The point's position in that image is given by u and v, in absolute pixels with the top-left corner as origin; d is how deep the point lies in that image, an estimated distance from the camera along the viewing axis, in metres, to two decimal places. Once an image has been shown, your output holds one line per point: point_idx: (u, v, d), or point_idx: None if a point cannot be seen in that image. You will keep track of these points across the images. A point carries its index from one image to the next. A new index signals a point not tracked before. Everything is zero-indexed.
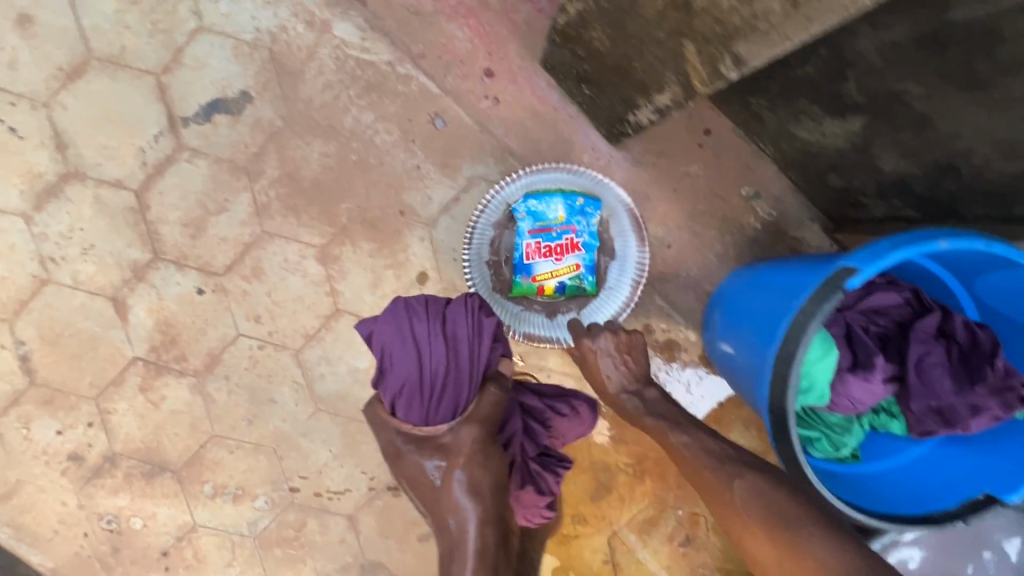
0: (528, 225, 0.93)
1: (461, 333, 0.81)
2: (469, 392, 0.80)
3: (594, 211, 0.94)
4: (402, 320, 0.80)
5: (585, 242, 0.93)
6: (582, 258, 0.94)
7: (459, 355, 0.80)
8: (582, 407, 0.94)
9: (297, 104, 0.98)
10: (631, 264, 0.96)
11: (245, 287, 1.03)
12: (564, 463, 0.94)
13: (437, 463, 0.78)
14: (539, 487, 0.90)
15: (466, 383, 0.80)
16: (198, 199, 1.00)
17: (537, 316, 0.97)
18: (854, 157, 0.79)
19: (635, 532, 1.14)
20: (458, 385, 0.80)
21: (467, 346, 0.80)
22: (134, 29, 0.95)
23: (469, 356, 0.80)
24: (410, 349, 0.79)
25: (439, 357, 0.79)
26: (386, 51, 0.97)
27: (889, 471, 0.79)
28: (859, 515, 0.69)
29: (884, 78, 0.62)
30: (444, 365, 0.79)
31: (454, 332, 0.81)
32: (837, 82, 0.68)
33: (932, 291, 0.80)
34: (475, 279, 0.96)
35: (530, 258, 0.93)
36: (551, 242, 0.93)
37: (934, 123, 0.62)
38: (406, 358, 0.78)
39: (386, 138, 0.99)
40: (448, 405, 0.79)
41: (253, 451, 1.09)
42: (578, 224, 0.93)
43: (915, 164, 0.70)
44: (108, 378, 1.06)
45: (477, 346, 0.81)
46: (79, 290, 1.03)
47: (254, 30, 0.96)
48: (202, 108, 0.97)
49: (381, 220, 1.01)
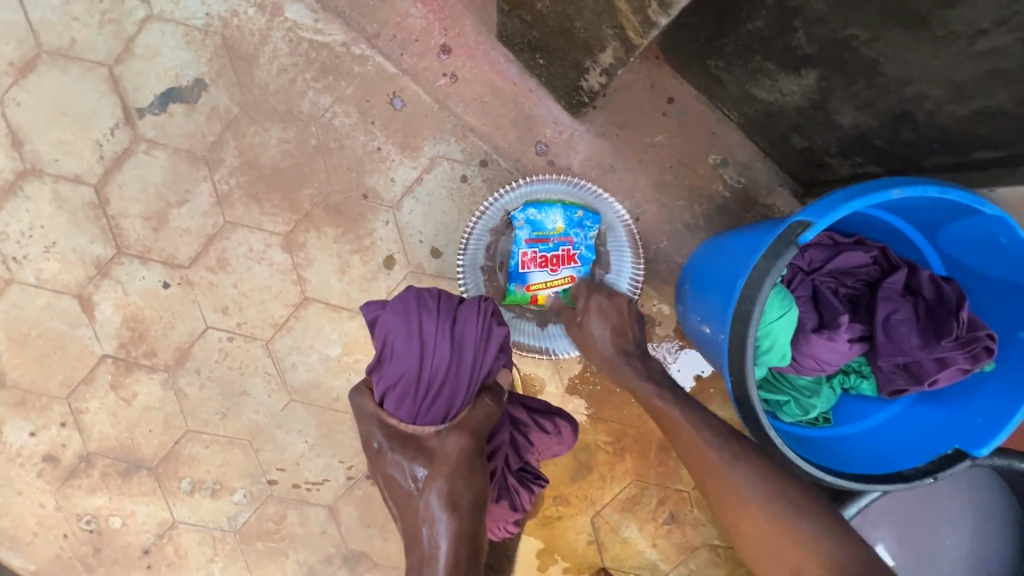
0: (525, 234, 0.91)
1: (468, 336, 0.78)
2: (464, 399, 0.77)
3: (593, 225, 0.92)
4: (412, 312, 0.78)
5: (581, 255, 0.92)
6: (577, 271, 0.92)
7: (462, 357, 0.77)
8: (566, 427, 0.92)
9: (252, 90, 0.96)
10: (625, 280, 0.95)
11: (211, 278, 1.02)
12: (539, 481, 0.93)
13: (419, 472, 0.72)
14: (512, 503, 0.89)
15: (464, 388, 0.77)
16: (158, 191, 0.99)
17: (528, 325, 0.96)
18: (813, 115, 0.77)
19: (619, 512, 1.13)
20: (455, 388, 0.77)
21: (471, 352, 0.78)
22: (83, 20, 0.94)
23: (472, 361, 0.78)
24: (414, 342, 0.77)
25: (442, 356, 0.77)
26: (340, 32, 0.96)
27: (861, 433, 0.78)
28: (825, 475, 0.67)
29: (830, 25, 0.61)
30: (445, 365, 0.77)
31: (460, 333, 0.78)
32: (787, 34, 0.67)
33: (899, 248, 0.79)
34: (469, 285, 0.94)
35: (526, 267, 0.91)
36: (547, 253, 0.92)
37: (882, 68, 0.61)
38: (409, 351, 0.76)
39: (345, 121, 0.98)
40: (440, 408, 0.76)
41: (229, 444, 1.08)
42: (576, 236, 0.92)
43: (871, 115, 0.69)
44: (78, 377, 1.05)
45: (481, 353, 0.79)
46: (44, 288, 1.01)
47: (205, 16, 0.94)
48: (157, 98, 0.96)
49: (345, 204, 1.00)
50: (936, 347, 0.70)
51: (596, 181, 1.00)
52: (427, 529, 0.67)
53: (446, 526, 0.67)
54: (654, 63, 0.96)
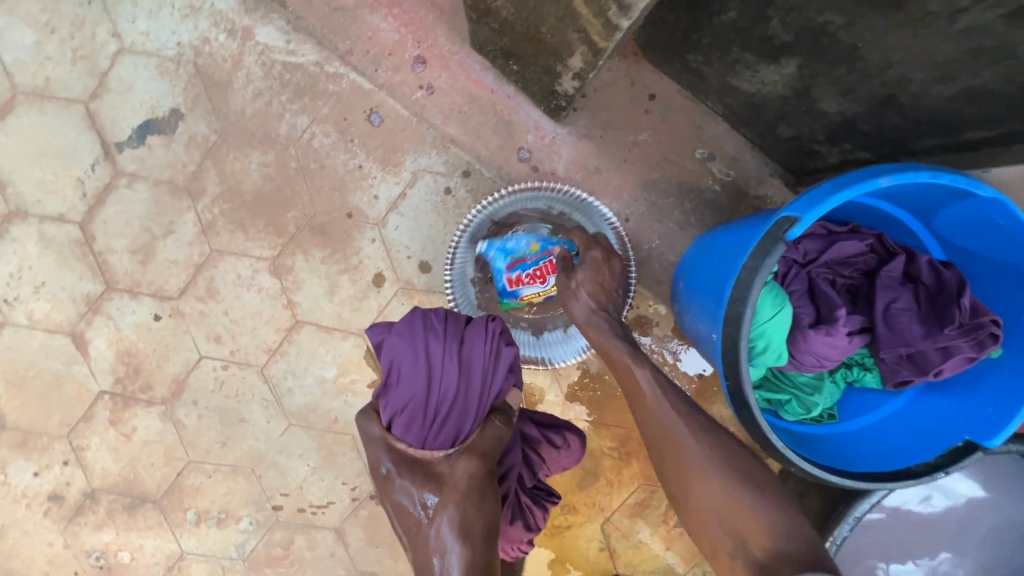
0: (501, 262, 0.89)
1: (476, 357, 0.76)
2: (475, 422, 0.73)
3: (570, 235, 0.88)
4: (418, 335, 0.75)
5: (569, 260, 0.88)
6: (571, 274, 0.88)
7: (471, 380, 0.74)
8: (575, 441, 0.90)
9: (229, 116, 0.95)
10: None
11: (202, 307, 1.01)
12: (552, 498, 0.90)
13: (428, 498, 0.66)
14: (527, 522, 0.85)
15: (474, 410, 0.74)
16: (143, 224, 0.98)
17: (524, 334, 0.93)
18: (797, 103, 0.75)
19: (628, 517, 1.11)
20: (464, 412, 0.73)
21: (481, 374, 0.75)
22: (56, 58, 0.94)
23: (481, 383, 0.75)
24: (420, 365, 0.73)
25: (450, 378, 0.74)
26: (313, 52, 0.94)
27: (869, 427, 0.75)
28: (831, 477, 0.65)
29: (805, 12, 0.59)
30: (454, 388, 0.74)
31: (469, 355, 0.75)
32: (762, 23, 0.65)
33: (895, 234, 0.77)
34: (459, 299, 0.92)
35: (515, 285, 0.88)
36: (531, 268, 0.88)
37: (862, 53, 0.59)
38: (416, 374, 0.73)
39: (324, 141, 0.97)
40: (449, 432, 0.72)
41: (231, 473, 1.07)
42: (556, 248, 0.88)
43: (855, 101, 0.66)
44: (77, 415, 1.04)
45: (490, 373, 0.76)
46: (37, 329, 1.01)
47: (175, 45, 0.93)
48: (135, 132, 0.96)
49: (330, 224, 0.99)
50: (940, 336, 0.68)
51: (582, 184, 0.98)
52: (439, 560, 0.60)
53: (459, 556, 0.60)
54: (633, 60, 0.94)
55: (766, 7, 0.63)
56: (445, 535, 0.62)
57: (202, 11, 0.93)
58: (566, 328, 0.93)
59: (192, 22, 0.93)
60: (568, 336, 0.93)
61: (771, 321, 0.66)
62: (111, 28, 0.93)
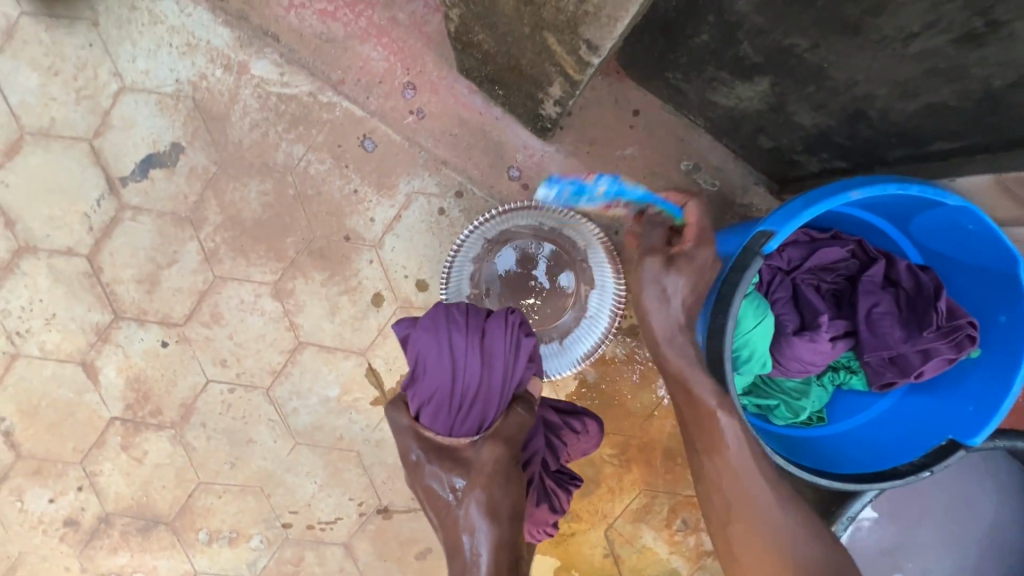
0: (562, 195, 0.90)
1: (499, 348, 0.74)
2: (498, 412, 0.73)
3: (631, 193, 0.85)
4: (441, 328, 0.74)
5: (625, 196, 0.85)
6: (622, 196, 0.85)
7: (494, 371, 0.73)
8: (593, 425, 0.92)
9: (227, 147, 0.99)
10: (609, 294, 0.94)
11: (207, 332, 1.04)
12: (574, 481, 0.91)
13: (456, 481, 0.69)
14: (551, 504, 0.86)
15: (498, 399, 0.73)
16: (148, 255, 1.02)
17: None
18: (774, 117, 0.78)
19: (631, 523, 1.13)
20: (487, 402, 0.73)
21: (504, 363, 0.74)
22: (60, 99, 0.97)
23: (503, 375, 0.73)
24: (444, 359, 0.72)
25: (475, 368, 0.72)
26: (306, 83, 0.98)
27: (857, 429, 0.77)
28: (819, 480, 0.68)
29: (772, 35, 0.61)
30: (479, 377, 0.72)
31: (492, 345, 0.74)
32: (734, 45, 0.67)
33: (875, 240, 0.79)
34: None
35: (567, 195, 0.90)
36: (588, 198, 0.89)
37: (829, 72, 0.61)
38: (442, 365, 0.72)
39: (320, 168, 1.00)
40: (473, 420, 0.72)
41: (241, 493, 1.10)
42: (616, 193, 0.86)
43: (827, 115, 0.69)
44: (90, 442, 1.07)
45: (513, 365, 0.74)
46: (49, 359, 1.05)
47: (174, 82, 0.97)
48: (138, 166, 0.99)
49: (328, 248, 1.02)
50: (920, 339, 0.70)
51: None
52: (469, 537, 0.67)
53: (487, 535, 0.66)
54: (616, 78, 0.97)
55: (736, 31, 0.65)
56: (473, 515, 0.67)
57: (198, 48, 0.96)
58: (562, 341, 0.94)
59: (189, 59, 0.97)
60: (564, 348, 0.95)
61: (761, 326, 0.69)
62: (112, 68, 0.97)
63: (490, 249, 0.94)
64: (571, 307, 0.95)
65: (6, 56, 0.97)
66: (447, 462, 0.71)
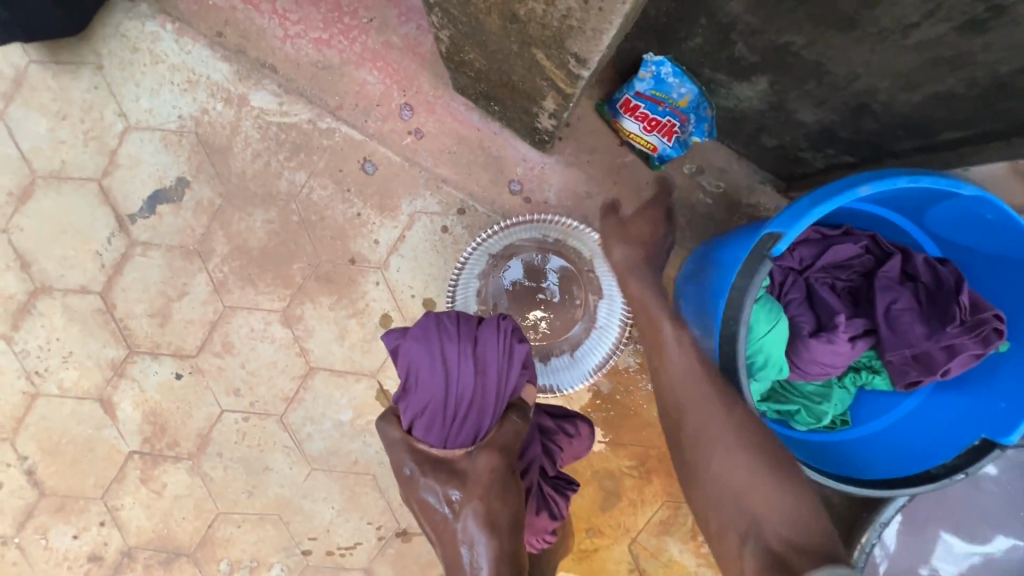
0: (643, 85, 0.83)
1: (490, 357, 0.72)
2: (493, 421, 0.72)
3: (700, 129, 0.84)
4: (432, 339, 0.73)
5: (683, 137, 0.85)
6: (688, 129, 0.84)
7: (487, 380, 0.72)
8: (586, 429, 0.90)
9: (231, 179, 1.00)
10: (619, 303, 0.93)
11: (220, 362, 1.05)
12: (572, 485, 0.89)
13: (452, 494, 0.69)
14: (551, 511, 0.85)
15: (491, 409, 0.72)
16: (159, 289, 1.03)
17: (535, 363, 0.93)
18: (775, 115, 0.76)
19: (655, 536, 1.10)
20: (482, 413, 0.72)
21: (497, 372, 0.72)
22: (69, 142, 1.00)
23: (497, 384, 0.72)
24: (435, 372, 0.71)
25: (467, 379, 0.71)
26: (305, 110, 0.99)
27: (884, 431, 0.74)
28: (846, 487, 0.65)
29: (766, 34, 0.60)
30: (472, 387, 0.72)
31: (483, 354, 0.72)
32: (728, 46, 0.66)
33: (891, 234, 0.76)
34: None
35: (627, 110, 0.86)
36: (654, 114, 0.84)
37: (827, 68, 0.60)
38: (434, 378, 0.71)
39: (323, 193, 1.01)
40: (467, 431, 0.72)
41: (260, 521, 1.09)
42: (689, 118, 0.83)
43: (829, 111, 0.67)
44: (110, 476, 1.08)
45: (505, 373, 0.73)
46: (67, 397, 1.06)
47: (177, 118, 0.99)
48: (145, 202, 1.01)
49: (334, 272, 1.02)
50: (943, 334, 0.67)
51: (575, 210, 1.00)
52: (467, 550, 0.66)
53: (487, 548, 0.65)
54: None
55: (728, 32, 0.64)
56: (471, 527, 0.67)
57: (199, 83, 0.98)
58: (573, 352, 0.93)
59: (191, 95, 0.98)
60: (575, 360, 0.93)
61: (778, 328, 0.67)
62: (117, 108, 0.99)
63: (496, 263, 0.94)
64: (580, 320, 0.94)
65: (16, 104, 1.00)
66: (447, 477, 0.69)
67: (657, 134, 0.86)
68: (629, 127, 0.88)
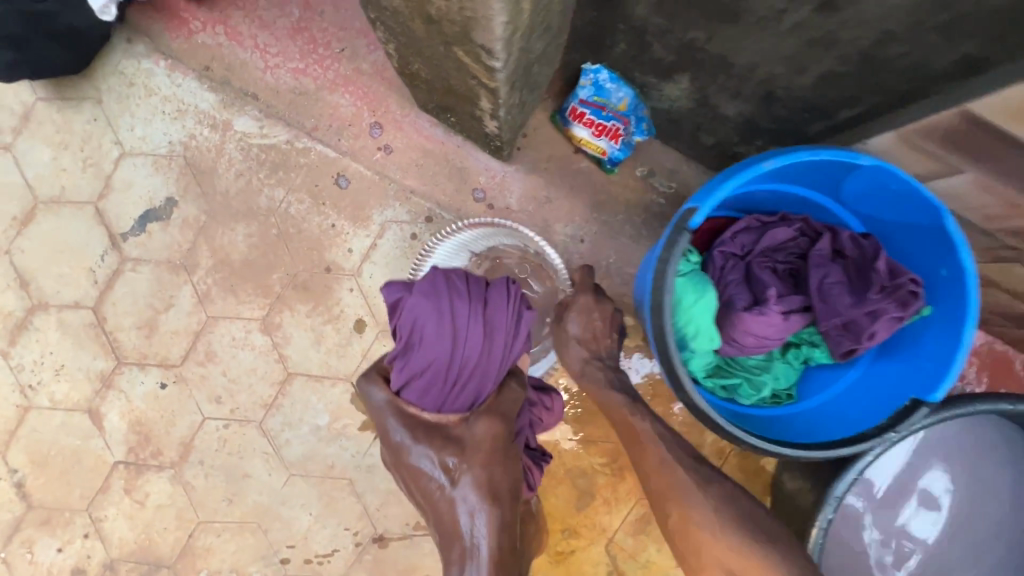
0: (586, 91, 0.90)
1: (498, 322, 0.74)
2: (493, 386, 0.75)
3: (642, 128, 0.92)
4: (442, 298, 0.72)
5: (627, 138, 0.92)
6: (630, 131, 0.91)
7: (494, 344, 0.74)
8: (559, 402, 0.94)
9: (216, 197, 1.08)
10: None
11: (202, 371, 1.10)
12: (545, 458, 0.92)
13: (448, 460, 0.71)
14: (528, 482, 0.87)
15: (493, 375, 0.74)
16: (147, 302, 1.09)
17: None
18: (704, 112, 0.83)
19: (632, 535, 1.09)
20: (484, 377, 0.74)
21: (502, 338, 0.74)
22: (70, 169, 1.09)
23: (500, 349, 0.74)
24: (444, 332, 0.72)
25: (474, 343, 0.73)
26: (283, 132, 1.08)
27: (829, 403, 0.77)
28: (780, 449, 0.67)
29: (674, 33, 0.67)
30: (478, 352, 0.73)
31: (494, 318, 0.74)
32: (648, 48, 0.74)
33: (822, 217, 0.81)
34: None
35: (576, 117, 0.92)
36: (600, 119, 0.90)
37: (731, 59, 0.66)
38: (441, 339, 0.71)
39: (300, 207, 1.08)
40: (470, 392, 0.74)
41: (239, 529, 1.11)
42: (631, 120, 0.90)
43: (744, 101, 0.73)
44: (95, 487, 1.11)
45: (510, 340, 0.75)
46: (58, 409, 1.11)
47: (167, 143, 1.08)
48: (136, 221, 1.09)
49: (311, 280, 1.08)
50: (868, 301, 0.70)
51: (536, 214, 1.06)
52: (467, 518, 0.67)
53: (488, 516, 0.67)
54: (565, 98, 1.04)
55: (645, 35, 0.72)
56: (471, 495, 0.68)
57: (188, 112, 1.07)
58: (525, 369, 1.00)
59: (180, 122, 1.08)
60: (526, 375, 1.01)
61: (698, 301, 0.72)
62: (114, 137, 1.09)
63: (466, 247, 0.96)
64: (543, 318, 0.98)
65: (24, 137, 1.10)
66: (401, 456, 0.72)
67: (605, 137, 0.91)
68: (579, 134, 0.93)
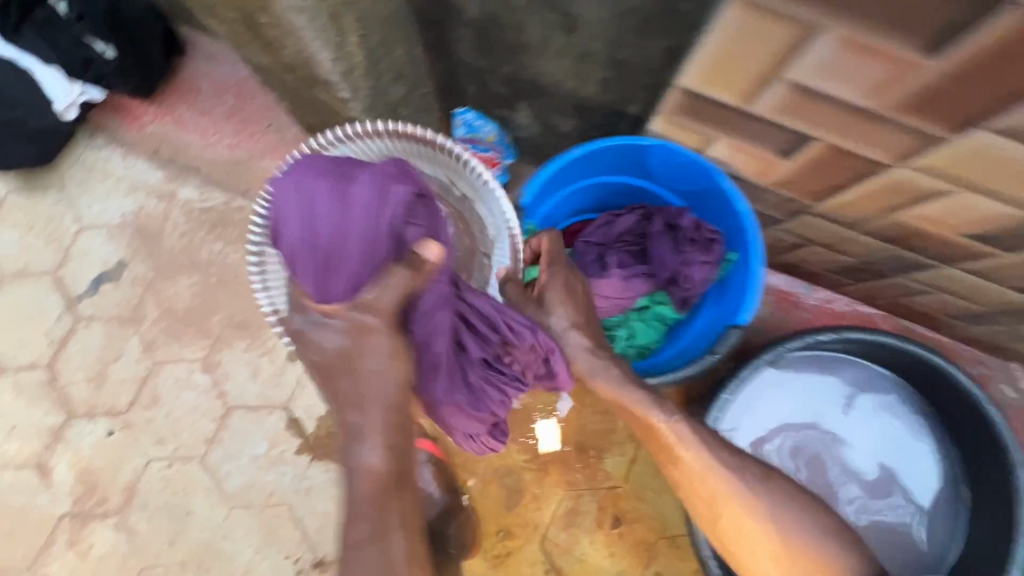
0: (462, 130, 1.05)
1: (362, 197, 0.62)
2: (364, 268, 0.61)
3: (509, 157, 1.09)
4: (299, 175, 0.64)
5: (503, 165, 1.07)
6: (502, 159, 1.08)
7: (357, 221, 0.61)
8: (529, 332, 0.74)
9: (162, 256, 1.23)
10: None
11: (147, 414, 1.18)
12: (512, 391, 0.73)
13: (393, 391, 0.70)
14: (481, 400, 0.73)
15: (361, 256, 0.61)
16: (97, 356, 1.20)
17: None
18: (551, 132, 1.02)
19: (563, 530, 1.13)
20: (349, 260, 0.61)
21: (368, 214, 0.62)
22: (34, 246, 1.25)
23: (367, 227, 0.62)
24: (301, 211, 0.62)
25: (333, 220, 0.62)
26: (221, 196, 1.26)
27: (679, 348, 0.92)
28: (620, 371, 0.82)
29: (497, 70, 0.88)
30: (339, 230, 0.62)
31: (378, 193, 0.63)
32: (488, 86, 0.94)
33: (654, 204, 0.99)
34: None
35: None
36: (479, 150, 1.05)
37: (541, 83, 0.86)
38: (297, 217, 0.62)
39: (236, 257, 1.23)
40: (339, 276, 0.62)
41: (181, 570, 1.13)
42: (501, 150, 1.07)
43: (568, 116, 0.93)
44: (39, 544, 1.14)
45: (379, 217, 0.62)
46: (8, 468, 1.17)
47: (121, 216, 1.25)
48: (91, 285, 1.23)
49: (247, 319, 1.21)
50: (683, 252, 0.86)
51: None
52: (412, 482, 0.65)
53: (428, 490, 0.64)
54: None
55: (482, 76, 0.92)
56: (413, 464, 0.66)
57: (140, 188, 1.26)
58: None
59: (133, 197, 1.26)
60: None
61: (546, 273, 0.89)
62: (74, 215, 1.26)
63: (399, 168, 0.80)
64: None
65: None
66: None
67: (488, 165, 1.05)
68: None
